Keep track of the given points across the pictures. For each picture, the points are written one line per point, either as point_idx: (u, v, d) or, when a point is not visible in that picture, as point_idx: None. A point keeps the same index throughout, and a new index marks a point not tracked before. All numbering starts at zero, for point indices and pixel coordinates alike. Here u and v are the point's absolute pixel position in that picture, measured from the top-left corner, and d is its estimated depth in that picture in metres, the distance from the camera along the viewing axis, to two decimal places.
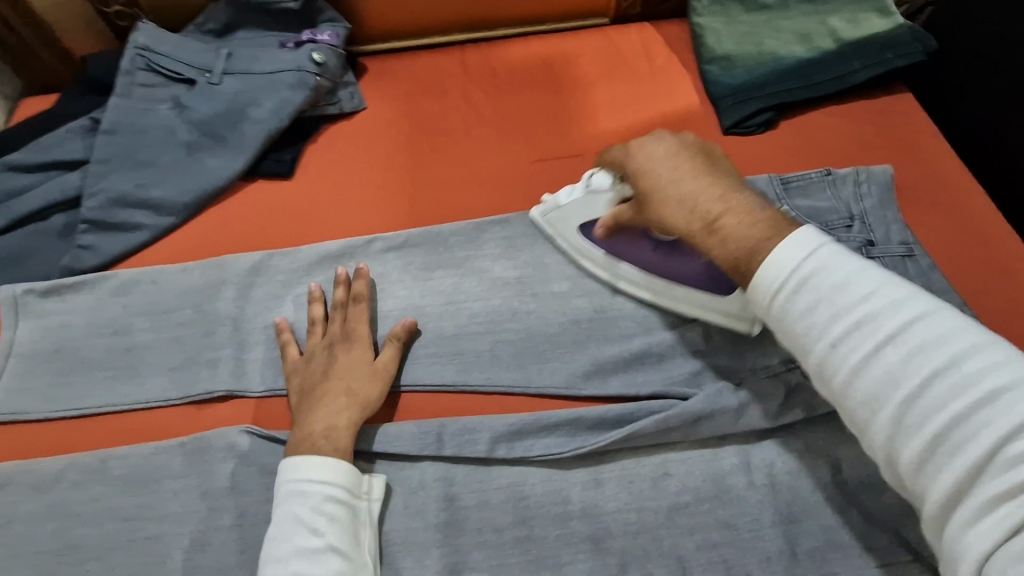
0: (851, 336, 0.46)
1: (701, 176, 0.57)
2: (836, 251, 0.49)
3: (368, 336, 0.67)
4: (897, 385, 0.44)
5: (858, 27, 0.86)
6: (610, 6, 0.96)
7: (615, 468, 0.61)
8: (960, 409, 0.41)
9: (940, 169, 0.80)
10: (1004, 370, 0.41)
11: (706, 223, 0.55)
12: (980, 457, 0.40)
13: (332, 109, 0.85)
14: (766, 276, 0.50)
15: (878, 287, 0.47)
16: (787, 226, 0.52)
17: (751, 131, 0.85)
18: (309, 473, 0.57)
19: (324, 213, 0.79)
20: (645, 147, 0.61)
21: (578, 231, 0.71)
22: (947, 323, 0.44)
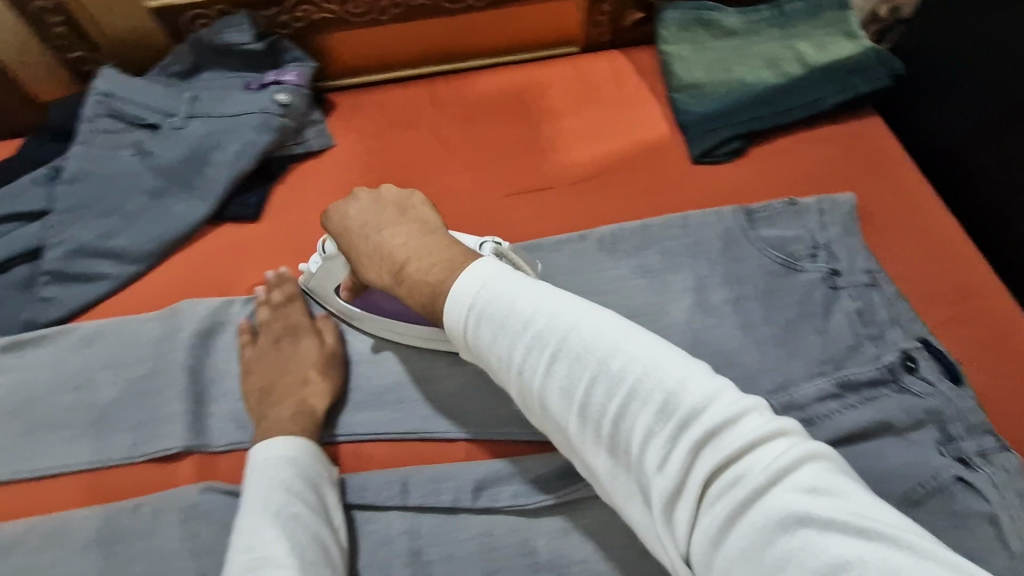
0: (529, 360, 0.51)
1: (393, 229, 0.65)
2: (501, 275, 0.55)
3: (310, 323, 0.72)
4: (570, 399, 0.49)
5: (825, 51, 0.86)
6: (580, 35, 0.95)
7: (583, 516, 0.60)
8: (620, 411, 0.47)
9: (908, 194, 0.80)
10: (640, 367, 0.48)
11: (394, 271, 0.63)
12: (642, 450, 0.46)
13: (299, 148, 0.85)
14: (451, 315, 0.55)
15: (537, 305, 0.52)
16: (461, 263, 0.58)
17: (720, 160, 0.84)
18: (279, 450, 0.60)
19: (291, 255, 0.79)
20: (344, 210, 0.69)
21: (336, 294, 0.73)
22: (597, 328, 0.50)
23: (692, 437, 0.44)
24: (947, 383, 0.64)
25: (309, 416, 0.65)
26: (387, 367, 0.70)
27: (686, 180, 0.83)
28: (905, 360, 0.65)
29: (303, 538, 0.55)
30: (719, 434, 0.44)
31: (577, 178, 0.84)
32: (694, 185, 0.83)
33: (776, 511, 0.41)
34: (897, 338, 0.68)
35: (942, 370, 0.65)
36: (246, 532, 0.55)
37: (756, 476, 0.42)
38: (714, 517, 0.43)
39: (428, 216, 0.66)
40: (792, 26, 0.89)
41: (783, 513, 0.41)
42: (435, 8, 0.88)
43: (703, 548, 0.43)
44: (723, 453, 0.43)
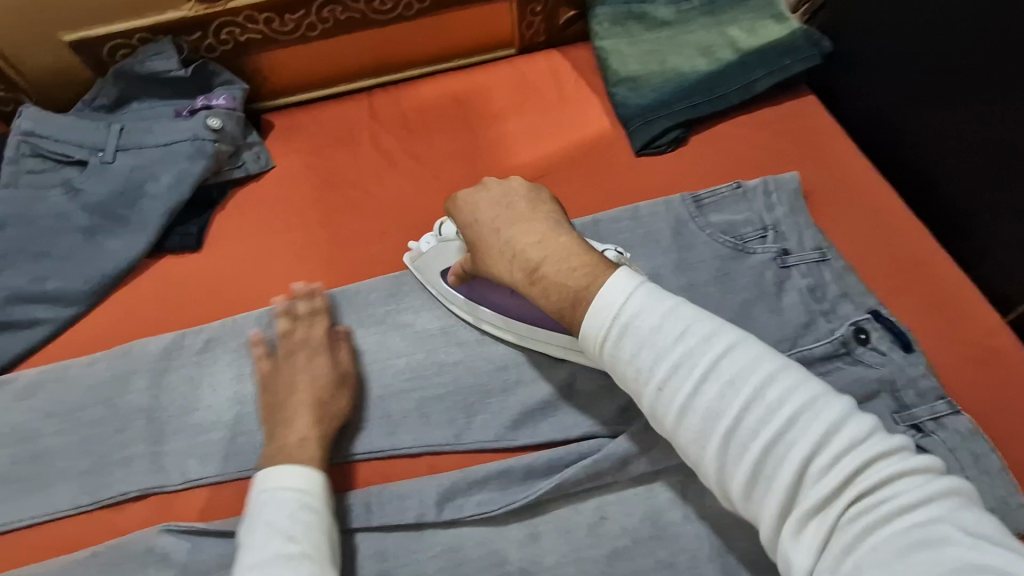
0: (675, 377, 0.49)
1: (525, 227, 0.61)
2: (648, 291, 0.52)
3: (327, 338, 0.67)
4: (716, 420, 0.47)
5: (756, 35, 0.88)
6: (514, 37, 0.95)
7: (551, 519, 0.59)
8: (776, 436, 0.45)
9: (849, 168, 0.81)
10: (797, 395, 0.46)
11: (528, 271, 0.59)
12: (794, 476, 0.44)
13: (238, 172, 0.83)
14: (591, 324, 0.53)
15: (689, 323, 0.50)
16: (602, 272, 0.55)
17: (663, 150, 0.84)
18: (284, 484, 0.55)
19: (235, 284, 0.77)
20: (473, 200, 0.65)
21: (443, 277, 0.71)
22: (750, 353, 0.48)
23: (853, 469, 0.43)
24: (899, 352, 0.64)
25: (320, 443, 0.60)
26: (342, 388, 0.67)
27: (632, 173, 0.83)
28: (856, 333, 0.66)
29: None
30: (877, 465, 0.43)
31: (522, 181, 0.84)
32: (641, 177, 0.83)
33: (934, 538, 0.39)
34: (848, 311, 0.69)
35: (891, 338, 0.65)
36: (247, 572, 0.49)
37: (911, 510, 0.41)
38: (855, 536, 0.41)
39: (553, 213, 0.62)
40: (723, 12, 0.91)
41: (939, 541, 0.39)
42: (363, 21, 0.87)
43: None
44: (876, 483, 0.42)
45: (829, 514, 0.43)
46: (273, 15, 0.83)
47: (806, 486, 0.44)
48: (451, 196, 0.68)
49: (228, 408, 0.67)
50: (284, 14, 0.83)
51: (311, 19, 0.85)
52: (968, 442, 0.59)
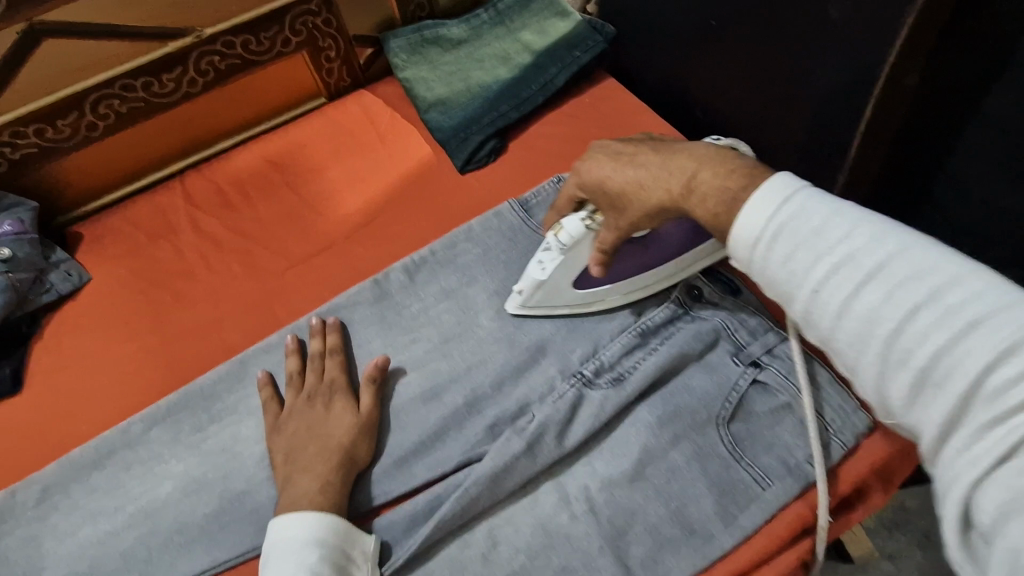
0: (834, 280, 0.41)
1: (670, 150, 0.56)
2: (809, 194, 0.44)
3: (347, 381, 0.67)
4: (881, 322, 0.39)
5: (545, 35, 0.91)
6: (320, 87, 0.94)
7: (443, 562, 0.57)
8: (952, 343, 0.36)
9: (654, 138, 0.84)
10: (989, 301, 0.36)
11: (683, 183, 0.53)
12: (965, 390, 0.35)
13: (48, 296, 0.77)
14: (742, 230, 0.46)
15: (856, 226, 0.42)
16: (761, 173, 0.48)
17: (483, 163, 0.85)
18: (316, 528, 0.54)
19: (66, 417, 0.70)
20: (592, 168, 0.60)
21: (576, 289, 0.66)
22: (929, 258, 0.39)
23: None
24: (729, 298, 0.68)
25: (339, 493, 0.58)
26: (206, 493, 0.63)
27: (458, 192, 0.84)
28: (689, 290, 0.69)
29: None
30: None
31: (355, 226, 0.82)
32: (467, 196, 0.83)
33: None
34: None
35: (722, 288, 0.69)
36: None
37: None
38: None
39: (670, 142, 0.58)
40: (512, 19, 0.94)
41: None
42: (149, 107, 0.82)
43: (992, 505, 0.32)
44: None
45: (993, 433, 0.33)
46: (43, 125, 0.77)
47: (980, 404, 0.34)
48: (571, 180, 0.63)
49: (79, 555, 0.61)
50: (55, 121, 0.77)
51: (89, 119, 0.79)
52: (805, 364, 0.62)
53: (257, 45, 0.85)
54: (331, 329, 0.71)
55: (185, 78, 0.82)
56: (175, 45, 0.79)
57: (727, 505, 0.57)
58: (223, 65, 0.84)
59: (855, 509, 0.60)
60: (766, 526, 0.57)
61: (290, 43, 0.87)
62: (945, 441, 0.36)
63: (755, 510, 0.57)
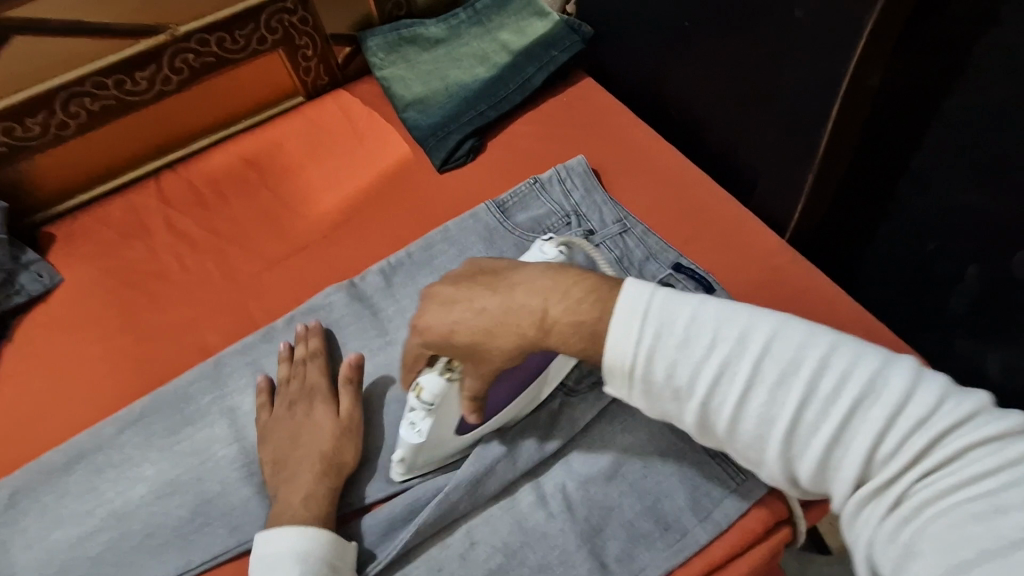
0: (718, 387, 0.43)
1: (511, 282, 0.51)
2: (670, 301, 0.46)
3: (328, 384, 0.66)
4: (772, 423, 0.42)
5: (523, 36, 0.92)
6: (297, 86, 0.93)
7: (420, 562, 0.57)
8: (840, 425, 0.40)
9: (631, 138, 0.85)
10: (855, 376, 0.41)
11: (536, 322, 0.49)
12: (861, 463, 0.40)
13: (17, 298, 0.76)
14: (617, 357, 0.46)
15: (720, 329, 0.44)
16: (608, 293, 0.48)
17: (462, 162, 0.86)
18: (297, 543, 0.54)
19: (36, 422, 0.69)
20: (432, 321, 0.51)
21: (458, 436, 0.59)
22: (794, 343, 0.43)
23: (921, 450, 0.38)
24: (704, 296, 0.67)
25: (327, 500, 0.58)
26: (180, 496, 0.62)
27: (435, 192, 0.84)
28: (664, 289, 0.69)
29: None
30: (944, 440, 0.38)
31: (331, 226, 0.82)
32: (446, 196, 0.83)
33: (987, 511, 0.35)
34: (655, 271, 0.71)
35: (696, 286, 0.69)
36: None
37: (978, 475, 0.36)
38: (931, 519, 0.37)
39: (512, 262, 0.53)
40: (490, 20, 0.94)
41: (1001, 511, 0.34)
42: (121, 106, 0.81)
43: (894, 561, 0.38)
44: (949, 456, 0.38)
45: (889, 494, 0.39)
46: (12, 123, 0.76)
47: (873, 472, 0.40)
48: (409, 337, 0.53)
49: (50, 560, 0.60)
50: (24, 119, 0.76)
51: (59, 118, 0.78)
52: None
53: (231, 43, 0.84)
54: (312, 333, 0.70)
55: (158, 77, 0.81)
56: (147, 43, 0.79)
57: (702, 500, 0.58)
58: (197, 63, 0.83)
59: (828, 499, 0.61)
60: (740, 520, 0.58)
61: (266, 41, 0.86)
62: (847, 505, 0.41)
63: (729, 504, 0.58)
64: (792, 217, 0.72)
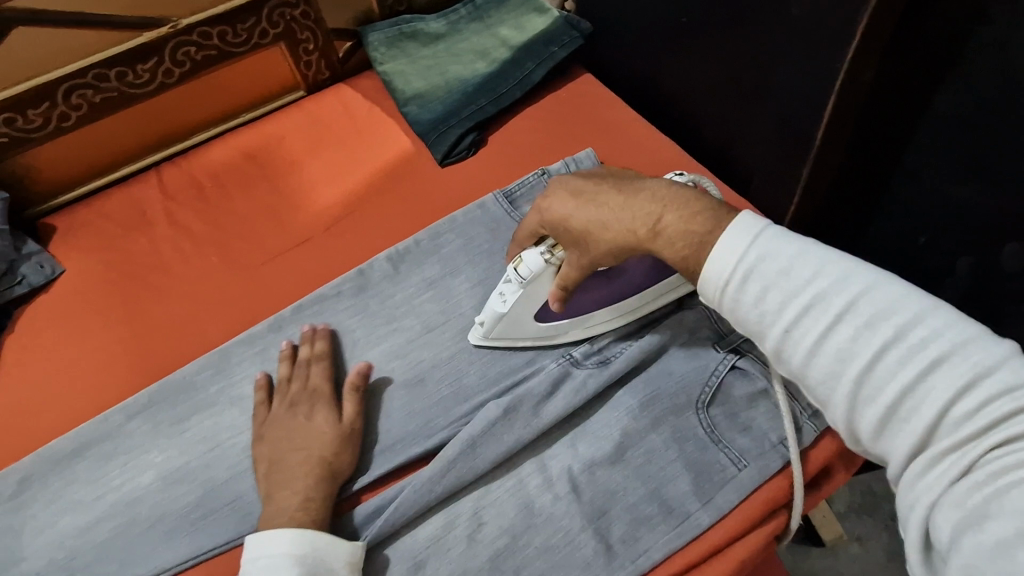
0: (804, 319, 0.43)
1: (634, 190, 0.55)
2: (776, 233, 0.46)
3: (331, 389, 0.66)
4: (851, 360, 0.41)
5: (523, 31, 0.93)
6: (298, 79, 0.94)
7: (427, 544, 0.59)
8: (919, 376, 0.38)
9: (627, 131, 0.87)
10: (950, 336, 0.39)
11: (649, 226, 0.53)
12: (931, 420, 0.38)
13: (19, 289, 0.76)
14: (711, 270, 0.47)
15: (821, 265, 0.44)
16: (726, 216, 0.50)
17: (463, 156, 0.87)
18: (291, 548, 0.54)
19: (40, 412, 0.70)
20: (556, 204, 0.58)
21: (537, 321, 0.65)
22: (891, 295, 0.41)
23: (1003, 417, 0.36)
24: None
25: (322, 504, 0.58)
26: (189, 482, 0.64)
27: (437, 185, 0.85)
28: None
29: None
30: None
31: (333, 219, 0.83)
32: (447, 189, 0.84)
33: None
34: None
35: None
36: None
37: None
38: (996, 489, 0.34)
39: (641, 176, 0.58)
40: (490, 16, 0.96)
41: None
42: (123, 97, 0.81)
43: (949, 524, 0.35)
44: None
45: (960, 460, 0.36)
46: (14, 114, 0.75)
47: (943, 435, 0.37)
48: (534, 209, 0.61)
49: (60, 545, 0.61)
50: (26, 110, 0.76)
51: (61, 109, 0.78)
52: None
53: (233, 37, 0.84)
54: (319, 336, 0.71)
55: (161, 69, 0.81)
56: (149, 35, 0.78)
57: (704, 484, 0.60)
58: (200, 55, 0.83)
59: (821, 488, 0.63)
60: (740, 505, 0.59)
61: (267, 35, 0.87)
62: (913, 468, 0.38)
63: (730, 488, 0.59)
64: (788, 208, 0.74)
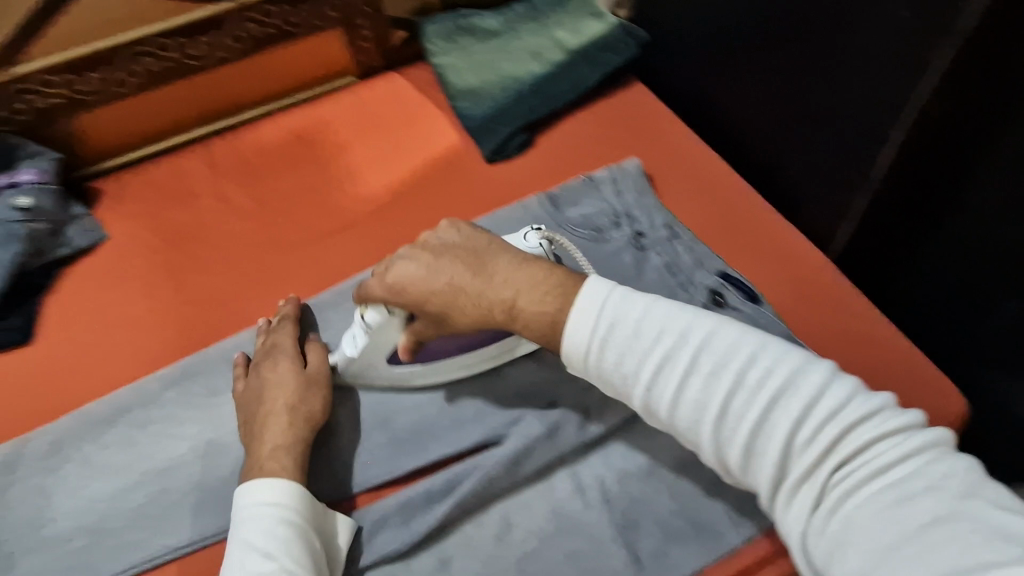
0: (660, 376, 0.48)
1: (489, 264, 0.56)
2: (620, 292, 0.51)
3: (294, 344, 0.66)
4: (705, 409, 0.46)
5: (579, 34, 0.92)
6: (351, 64, 0.94)
7: (456, 540, 0.60)
8: (765, 415, 0.44)
9: (676, 145, 0.86)
10: (779, 369, 0.45)
11: (505, 310, 0.55)
12: (783, 453, 0.44)
13: (64, 250, 0.76)
14: (573, 340, 0.51)
15: (664, 321, 0.49)
16: (574, 288, 0.53)
17: (512, 156, 0.87)
18: (272, 495, 0.55)
19: (75, 374, 0.70)
20: (400, 274, 0.57)
21: (389, 365, 0.64)
22: (726, 339, 0.47)
23: (836, 437, 0.43)
24: (750, 306, 0.71)
25: (293, 451, 0.59)
26: (222, 456, 0.64)
27: (485, 182, 0.85)
28: (713, 297, 0.73)
29: None
30: (857, 431, 0.43)
31: (377, 207, 0.82)
32: (491, 186, 0.84)
33: (908, 497, 0.40)
34: (702, 278, 0.74)
35: (742, 295, 0.72)
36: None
37: (886, 466, 0.41)
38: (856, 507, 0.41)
39: (496, 241, 0.58)
40: (546, 16, 0.94)
41: (912, 497, 0.39)
42: (180, 69, 0.82)
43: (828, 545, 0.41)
44: (860, 447, 0.42)
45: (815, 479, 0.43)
46: (73, 75, 0.76)
47: (795, 462, 0.44)
48: (376, 275, 0.59)
49: (90, 508, 0.62)
50: (86, 73, 0.77)
51: (119, 75, 0.79)
52: None
53: (294, 17, 0.84)
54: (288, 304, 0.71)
55: (219, 43, 0.82)
56: (212, 8, 0.79)
57: (739, 506, 0.59)
58: (259, 33, 0.83)
59: None
60: (773, 530, 0.59)
61: (327, 19, 0.87)
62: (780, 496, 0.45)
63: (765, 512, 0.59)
64: (840, 232, 0.73)
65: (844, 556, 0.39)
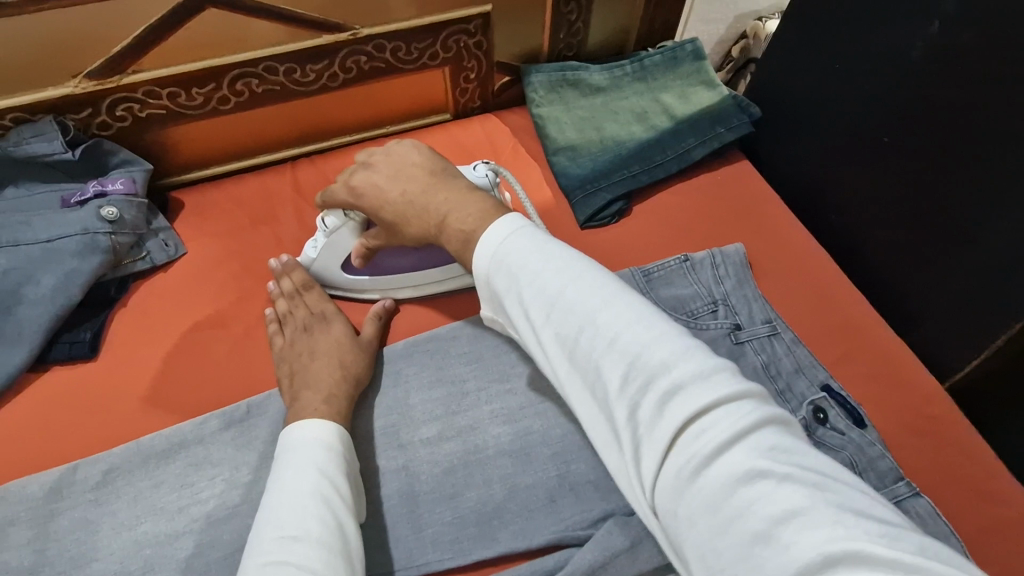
0: (528, 309, 0.48)
1: (438, 182, 0.60)
2: (510, 228, 0.52)
3: (333, 307, 0.72)
4: (558, 344, 0.47)
5: (687, 102, 0.88)
6: (449, 103, 0.91)
7: None
8: (609, 361, 0.44)
9: (781, 235, 0.81)
10: (626, 317, 0.45)
11: (437, 222, 0.58)
12: (618, 401, 0.43)
13: (142, 263, 0.74)
14: (473, 264, 0.53)
15: (541, 257, 0.49)
16: (494, 216, 0.54)
17: (606, 222, 0.82)
18: (320, 432, 0.58)
19: (132, 396, 0.67)
20: (370, 181, 0.63)
21: (342, 271, 0.74)
22: (587, 284, 0.47)
23: (669, 393, 0.41)
24: (858, 431, 0.63)
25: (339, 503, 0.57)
26: None
27: (576, 245, 0.80)
28: (815, 412, 0.65)
29: (329, 516, 0.50)
30: (691, 391, 0.41)
31: None
32: (582, 251, 0.80)
33: (750, 470, 0.38)
34: (804, 388, 0.67)
35: (847, 417, 0.65)
36: (284, 511, 0.50)
37: (721, 433, 0.39)
38: (683, 464, 0.40)
39: (451, 167, 0.63)
40: (654, 76, 0.91)
41: (758, 477, 0.38)
42: (284, 92, 0.80)
43: (673, 508, 0.40)
44: (693, 413, 0.40)
45: (655, 440, 0.41)
46: (179, 90, 0.74)
47: (627, 412, 0.43)
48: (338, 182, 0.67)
49: (134, 552, 0.58)
50: (192, 88, 0.75)
51: (223, 93, 0.77)
52: (931, 526, 0.58)
53: (405, 53, 0.82)
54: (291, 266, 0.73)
55: (327, 72, 0.80)
56: (329, 38, 0.77)
57: None
58: (368, 66, 0.81)
59: None
60: None
61: (436, 58, 0.84)
62: (622, 456, 0.44)
63: None
64: (961, 369, 0.69)
65: (687, 521, 0.39)
